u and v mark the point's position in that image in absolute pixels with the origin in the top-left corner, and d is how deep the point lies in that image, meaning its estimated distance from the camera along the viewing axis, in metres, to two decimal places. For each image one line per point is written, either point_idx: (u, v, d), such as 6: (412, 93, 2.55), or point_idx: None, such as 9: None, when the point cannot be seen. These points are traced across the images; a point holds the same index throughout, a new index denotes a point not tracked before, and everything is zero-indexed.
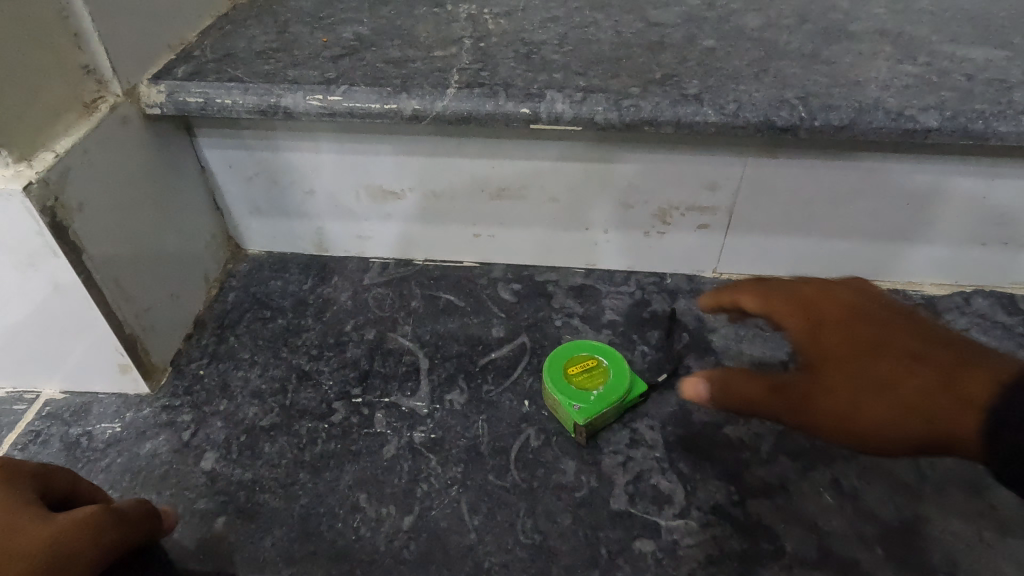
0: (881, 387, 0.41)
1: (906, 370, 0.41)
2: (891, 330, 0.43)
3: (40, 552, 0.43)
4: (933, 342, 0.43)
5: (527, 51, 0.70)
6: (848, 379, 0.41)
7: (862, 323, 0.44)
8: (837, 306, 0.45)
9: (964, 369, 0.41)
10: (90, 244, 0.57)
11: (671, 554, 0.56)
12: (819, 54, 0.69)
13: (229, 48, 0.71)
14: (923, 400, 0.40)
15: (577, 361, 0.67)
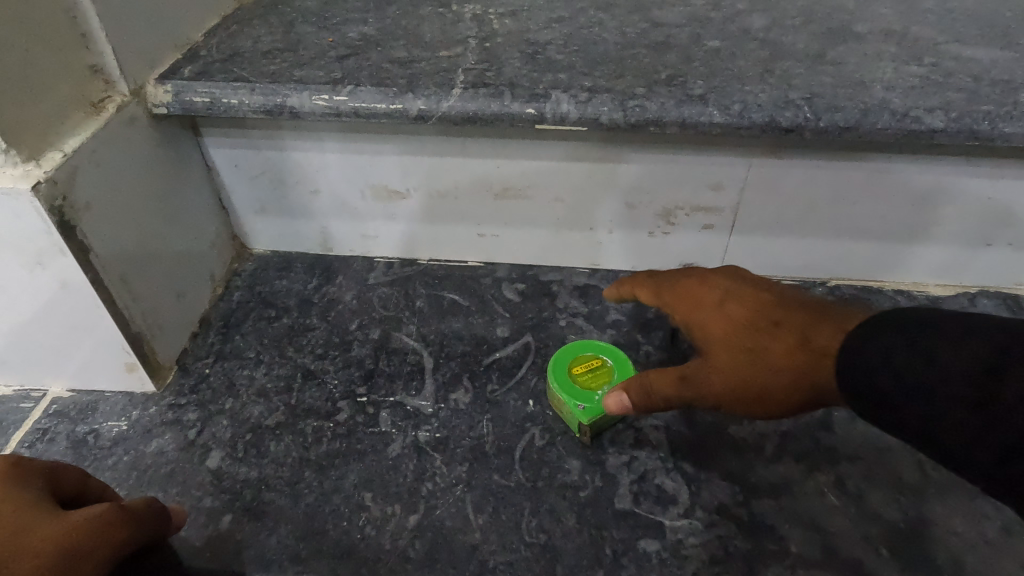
0: (746, 355, 0.51)
1: (768, 338, 0.51)
2: (747, 303, 0.53)
3: (50, 553, 0.44)
4: (789, 308, 0.52)
5: (532, 51, 0.70)
6: (719, 353, 0.52)
7: (724, 300, 0.54)
8: (700, 287, 0.56)
9: (817, 326, 0.50)
10: (97, 243, 0.57)
11: (675, 553, 0.56)
12: (824, 54, 0.69)
13: (235, 48, 0.71)
14: (787, 362, 0.49)
15: (581, 361, 0.67)
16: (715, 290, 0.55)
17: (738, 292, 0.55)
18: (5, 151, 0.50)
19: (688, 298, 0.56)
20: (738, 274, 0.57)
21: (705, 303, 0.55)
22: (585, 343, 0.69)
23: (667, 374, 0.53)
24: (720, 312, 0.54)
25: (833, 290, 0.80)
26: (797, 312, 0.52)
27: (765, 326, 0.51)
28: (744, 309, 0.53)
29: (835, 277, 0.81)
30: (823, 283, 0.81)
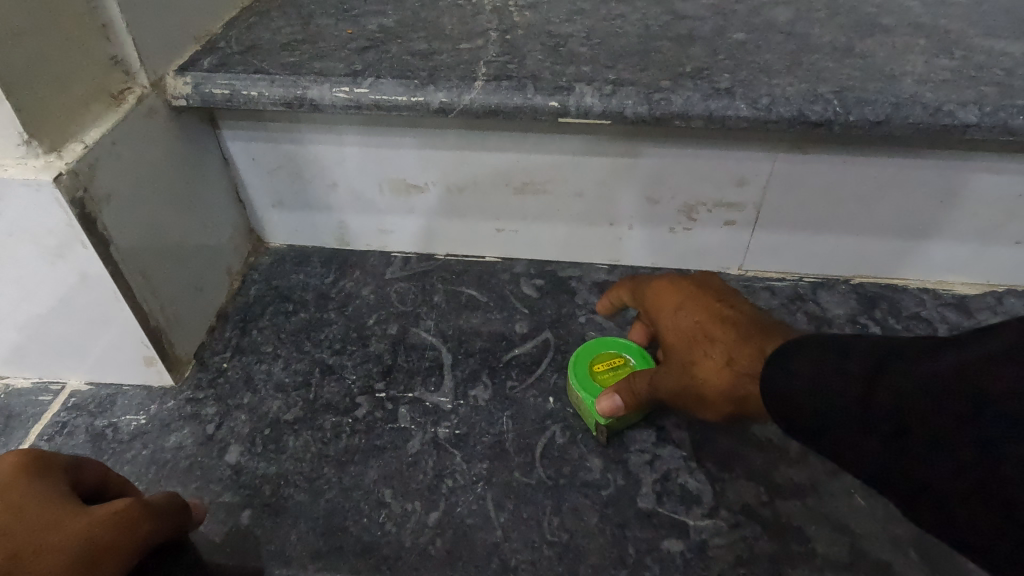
0: (681, 365, 0.53)
1: (699, 350, 0.52)
2: (695, 311, 0.54)
3: (70, 549, 0.43)
4: (732, 320, 0.52)
5: (554, 43, 0.69)
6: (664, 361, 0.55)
7: (678, 305, 0.56)
8: (662, 289, 0.58)
9: (745, 344, 0.50)
10: (116, 235, 0.56)
11: (700, 554, 0.55)
12: (852, 47, 0.67)
13: (254, 39, 0.70)
14: (712, 380, 0.50)
15: (601, 358, 0.66)
16: (672, 296, 0.57)
17: (692, 299, 0.55)
18: (27, 142, 0.49)
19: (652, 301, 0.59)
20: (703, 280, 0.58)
21: (662, 308, 0.57)
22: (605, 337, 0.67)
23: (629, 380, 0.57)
24: (671, 318, 0.56)
25: (857, 288, 0.79)
26: (733, 327, 0.51)
27: (701, 337, 0.52)
28: (690, 318, 0.54)
29: (859, 275, 0.79)
30: (846, 280, 0.79)
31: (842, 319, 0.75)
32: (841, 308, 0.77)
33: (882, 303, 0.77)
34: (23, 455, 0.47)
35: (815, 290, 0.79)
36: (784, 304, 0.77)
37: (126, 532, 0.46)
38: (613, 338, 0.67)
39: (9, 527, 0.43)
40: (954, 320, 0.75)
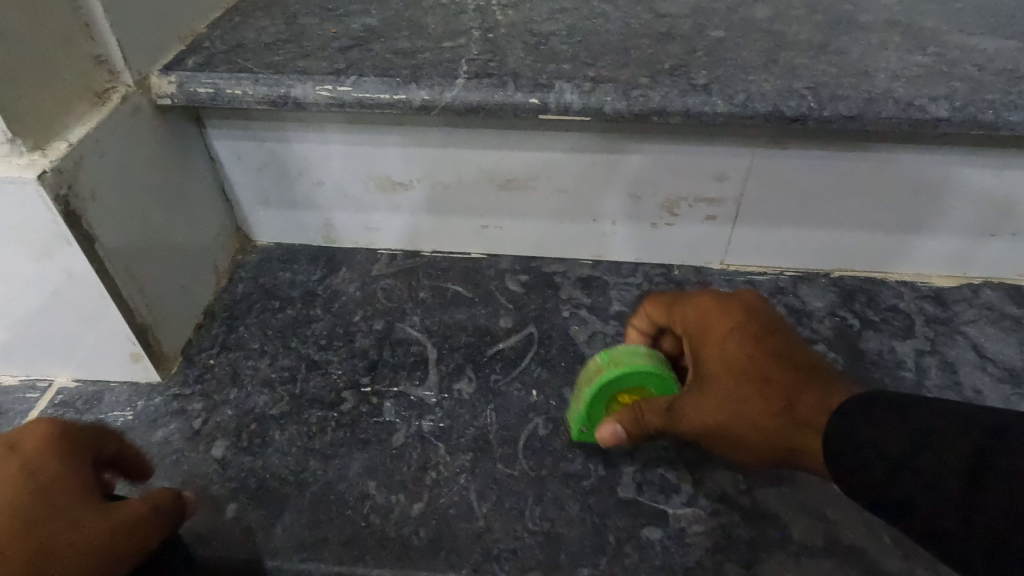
0: (728, 400, 0.52)
1: (756, 391, 0.51)
2: (747, 346, 0.53)
3: (91, 553, 0.46)
4: (787, 360, 0.52)
5: (535, 42, 0.70)
6: (705, 391, 0.53)
7: (727, 336, 0.53)
8: (707, 312, 0.55)
9: (805, 389, 0.49)
10: (102, 233, 0.57)
11: (678, 541, 0.56)
12: (828, 44, 0.68)
13: (239, 39, 0.71)
14: (764, 424, 0.50)
15: (630, 387, 0.58)
16: (722, 322, 0.54)
17: (743, 330, 0.53)
18: (11, 140, 0.50)
19: (694, 324, 0.56)
20: (751, 304, 0.56)
21: (709, 335, 0.55)
22: (649, 371, 0.57)
23: (655, 406, 0.55)
24: (718, 348, 0.53)
25: (837, 282, 0.80)
26: (791, 370, 0.51)
27: (756, 375, 0.51)
28: (742, 352, 0.52)
29: (839, 269, 0.80)
30: (826, 274, 0.81)
31: (822, 312, 0.76)
32: (821, 301, 0.78)
33: (861, 296, 0.78)
34: (50, 431, 0.50)
35: (795, 283, 0.80)
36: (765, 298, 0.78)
37: (103, 541, 0.47)
38: (658, 372, 0.57)
39: (42, 521, 0.46)
40: (932, 312, 0.77)
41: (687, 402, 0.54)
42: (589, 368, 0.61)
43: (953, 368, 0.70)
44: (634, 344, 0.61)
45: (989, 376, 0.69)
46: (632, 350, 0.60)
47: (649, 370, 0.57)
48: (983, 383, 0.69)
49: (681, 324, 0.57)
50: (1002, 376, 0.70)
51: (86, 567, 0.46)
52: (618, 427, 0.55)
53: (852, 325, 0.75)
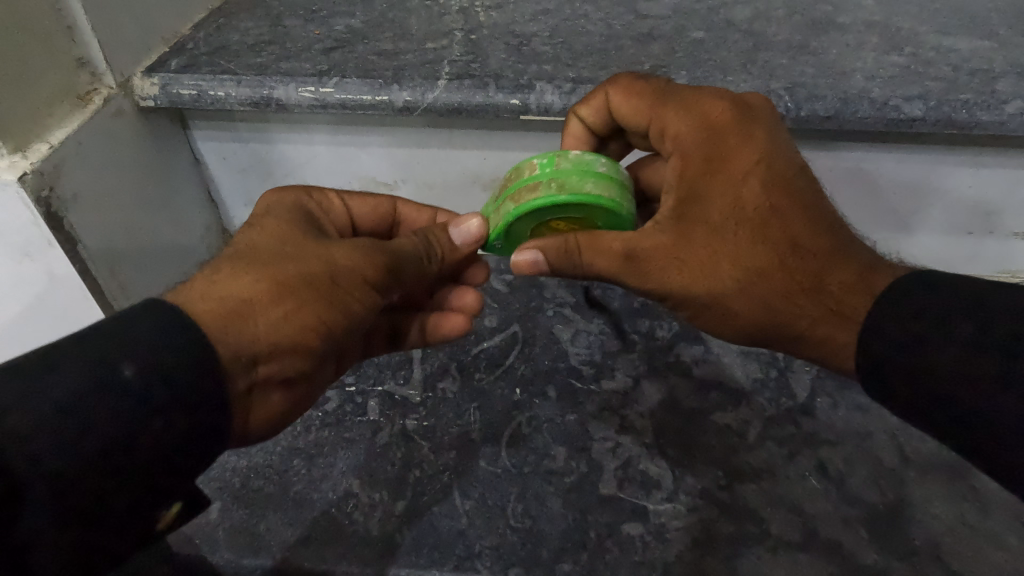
0: (725, 257, 0.46)
1: (772, 258, 0.46)
2: (771, 194, 0.47)
3: (332, 291, 0.45)
4: (812, 219, 0.47)
5: (517, 43, 0.70)
6: (694, 237, 0.47)
7: (748, 175, 0.47)
8: (728, 148, 0.48)
9: (836, 263, 0.46)
10: (85, 235, 0.58)
11: (659, 536, 0.57)
12: (806, 45, 0.69)
13: (222, 41, 0.71)
14: (778, 300, 0.46)
15: (569, 210, 0.50)
16: (745, 156, 0.47)
17: (765, 175, 0.47)
18: None
19: (703, 148, 0.48)
20: (772, 138, 0.48)
21: (724, 168, 0.47)
22: (599, 200, 0.48)
23: (611, 243, 0.48)
24: (732, 187, 0.47)
25: None
26: (818, 234, 0.46)
27: (775, 234, 0.46)
28: (764, 201, 0.46)
29: None
30: None
31: None
32: None
33: None
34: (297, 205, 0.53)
35: None
36: None
37: (388, 268, 0.49)
38: (607, 204, 0.48)
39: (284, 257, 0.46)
40: None
41: (664, 243, 0.47)
42: (524, 175, 0.50)
43: None
44: (584, 156, 0.50)
45: None
46: (582, 167, 0.49)
47: (599, 200, 0.48)
48: None
49: (677, 138, 0.49)
50: None
51: (341, 312, 0.46)
52: (543, 257, 0.49)
53: None
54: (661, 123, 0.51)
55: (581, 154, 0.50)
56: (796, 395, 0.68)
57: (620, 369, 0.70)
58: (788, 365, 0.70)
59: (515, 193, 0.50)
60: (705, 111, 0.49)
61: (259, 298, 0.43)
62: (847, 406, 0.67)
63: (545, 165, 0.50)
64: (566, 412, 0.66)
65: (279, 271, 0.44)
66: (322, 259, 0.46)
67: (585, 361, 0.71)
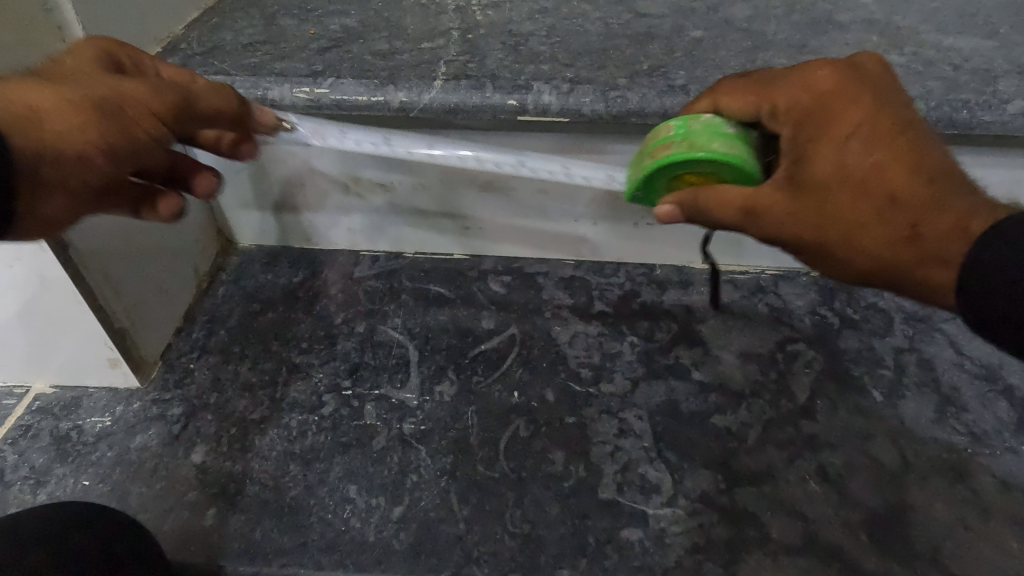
0: (831, 213, 0.41)
1: (876, 210, 0.40)
2: (877, 150, 0.40)
3: (123, 133, 0.41)
4: (923, 169, 0.40)
5: (514, 42, 0.70)
6: (801, 198, 0.41)
7: (852, 134, 0.40)
8: (838, 100, 0.41)
9: (942, 210, 0.39)
10: (79, 239, 0.57)
11: (658, 541, 0.57)
12: (806, 44, 0.68)
13: (216, 40, 0.70)
14: (880, 252, 0.40)
15: (699, 171, 0.45)
16: (850, 111, 0.41)
17: (875, 127, 0.40)
18: None
19: (812, 108, 0.42)
20: (883, 92, 0.42)
21: (824, 127, 0.41)
22: (723, 158, 0.44)
23: (728, 197, 0.43)
24: (838, 139, 0.40)
25: (817, 280, 0.79)
26: (932, 185, 0.39)
27: (879, 190, 0.40)
28: (867, 158, 0.40)
29: None
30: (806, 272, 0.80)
31: (802, 310, 0.76)
32: (802, 299, 0.77)
33: (842, 293, 0.78)
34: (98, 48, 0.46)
35: (776, 282, 0.79)
36: (746, 297, 0.77)
37: (180, 107, 0.43)
38: (736, 163, 0.44)
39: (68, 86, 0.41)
40: (910, 309, 0.76)
41: (766, 192, 0.42)
42: (658, 133, 0.47)
43: (932, 366, 0.70)
44: (719, 119, 0.46)
45: (966, 372, 0.69)
46: (714, 128, 0.45)
47: (727, 159, 0.44)
48: (961, 379, 0.69)
49: (779, 103, 0.43)
50: (978, 373, 0.70)
51: (125, 159, 0.42)
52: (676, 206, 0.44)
53: (832, 322, 0.74)
54: (764, 95, 0.44)
55: (715, 117, 0.46)
56: (795, 397, 0.67)
57: (619, 371, 0.70)
58: (787, 368, 0.70)
59: (647, 152, 0.47)
60: (814, 73, 0.43)
61: (50, 106, 0.39)
62: (847, 408, 0.66)
63: (679, 126, 0.46)
64: (565, 416, 0.66)
65: (69, 90, 0.40)
66: (111, 87, 0.41)
67: (584, 364, 0.71)
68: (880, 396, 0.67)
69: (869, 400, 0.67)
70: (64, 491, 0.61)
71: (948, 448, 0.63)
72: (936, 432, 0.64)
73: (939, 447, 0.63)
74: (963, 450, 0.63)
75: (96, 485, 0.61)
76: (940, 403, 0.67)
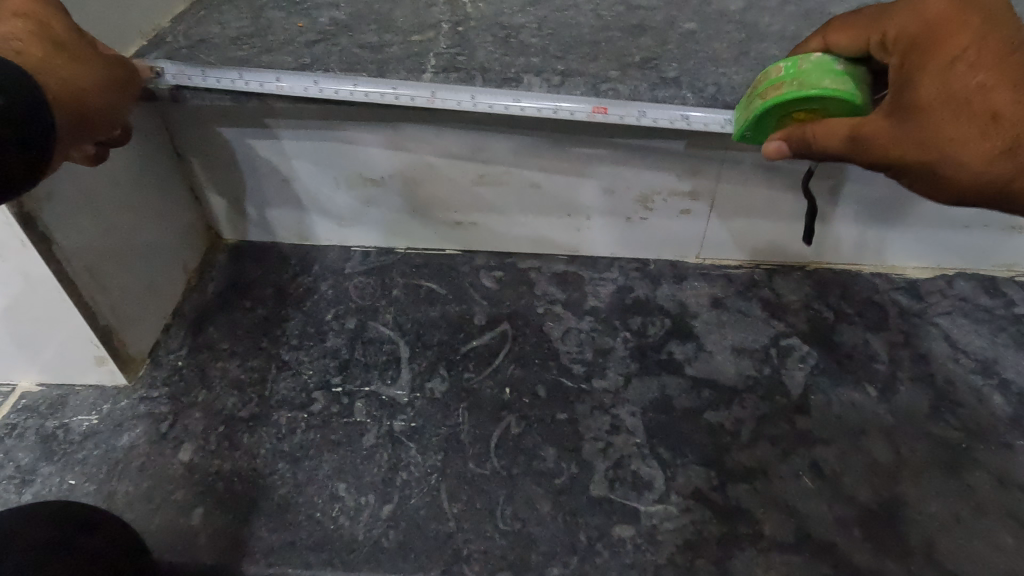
0: (937, 133, 0.41)
1: (976, 127, 0.40)
2: (987, 69, 0.40)
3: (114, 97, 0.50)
4: None
5: (506, 35, 0.68)
6: (906, 121, 0.42)
7: (958, 56, 0.41)
8: (949, 24, 0.41)
9: None
10: (62, 235, 0.56)
11: (650, 539, 0.56)
12: (800, 35, 0.67)
13: (202, 33, 0.68)
14: (979, 168, 0.41)
15: (810, 108, 0.48)
16: (959, 34, 0.41)
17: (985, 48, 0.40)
18: None
19: (921, 34, 0.42)
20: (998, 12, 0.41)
21: (930, 51, 0.42)
22: (831, 94, 0.46)
23: (835, 126, 0.44)
24: (945, 63, 0.41)
25: (811, 274, 0.78)
26: None
27: (981, 108, 0.40)
28: (971, 78, 0.40)
29: (813, 261, 0.79)
30: (800, 267, 0.79)
31: (796, 305, 0.75)
32: (796, 294, 0.76)
33: (837, 288, 0.77)
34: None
35: (770, 276, 0.78)
36: (740, 291, 0.77)
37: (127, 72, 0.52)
38: (849, 100, 0.46)
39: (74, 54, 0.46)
40: (905, 303, 0.75)
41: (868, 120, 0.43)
42: (769, 74, 0.50)
43: (927, 360, 0.69)
44: (830, 57, 0.48)
45: (960, 367, 0.69)
46: (824, 66, 0.47)
47: (839, 96, 0.46)
48: (956, 374, 0.68)
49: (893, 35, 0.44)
50: (973, 367, 0.69)
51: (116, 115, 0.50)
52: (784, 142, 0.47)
53: (826, 317, 0.74)
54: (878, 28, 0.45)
55: (826, 55, 0.48)
56: (789, 392, 0.67)
57: (612, 368, 0.69)
58: (781, 363, 0.69)
59: (758, 93, 0.50)
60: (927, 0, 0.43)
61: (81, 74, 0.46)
62: (841, 404, 0.66)
63: (790, 67, 0.48)
64: (557, 412, 0.65)
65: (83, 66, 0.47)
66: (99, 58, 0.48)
67: (576, 360, 0.70)
68: (874, 391, 0.67)
69: (863, 395, 0.66)
70: (50, 490, 0.60)
71: (943, 444, 0.63)
72: (930, 427, 0.64)
73: (934, 442, 0.63)
74: (957, 445, 0.62)
75: (82, 484, 0.60)
76: (935, 398, 0.66)
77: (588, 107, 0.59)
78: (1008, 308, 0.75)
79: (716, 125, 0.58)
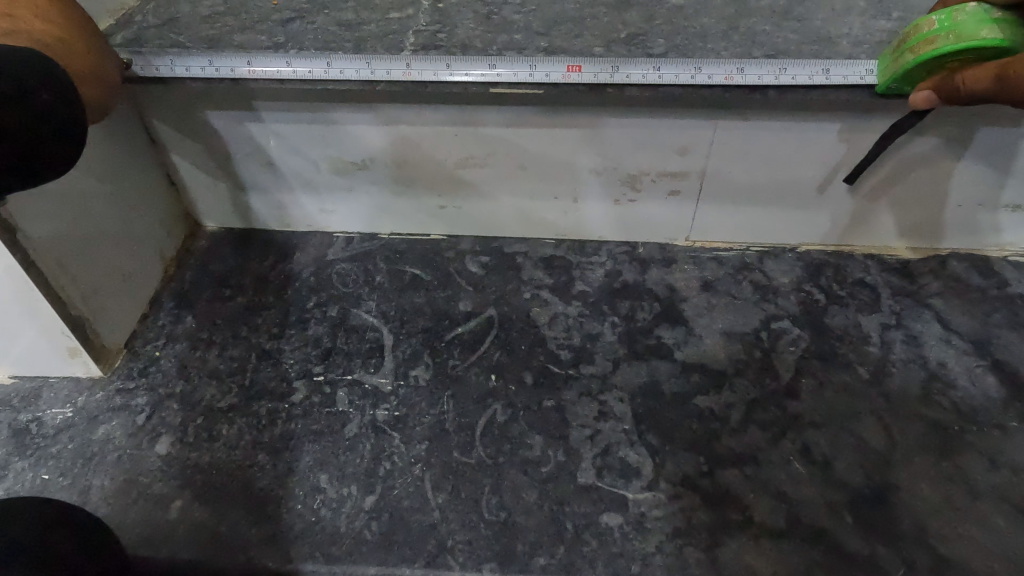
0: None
1: None
2: None
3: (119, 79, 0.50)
4: None
5: (487, 11, 0.65)
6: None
7: None
8: None
9: None
10: (27, 223, 0.54)
11: (638, 527, 0.55)
12: (791, 8, 0.64)
13: (171, 12, 0.66)
14: None
15: (962, 58, 0.50)
16: None
17: None
18: None
19: None
20: None
21: None
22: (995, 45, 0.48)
23: (981, 71, 0.47)
24: None
25: (803, 256, 0.77)
26: None
27: None
28: None
29: (805, 243, 0.78)
30: (792, 249, 0.78)
31: (788, 287, 0.74)
32: (787, 276, 0.75)
33: (828, 270, 0.76)
34: None
35: (761, 258, 0.77)
36: (730, 274, 0.76)
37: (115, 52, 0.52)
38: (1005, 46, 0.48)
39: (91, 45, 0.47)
40: (897, 285, 0.74)
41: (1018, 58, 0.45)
42: (921, 29, 0.51)
43: (919, 342, 0.68)
44: (983, 6, 0.50)
45: (953, 348, 0.68)
46: (978, 16, 0.49)
47: (996, 44, 0.48)
48: (948, 356, 0.67)
49: None
50: (968, 348, 0.68)
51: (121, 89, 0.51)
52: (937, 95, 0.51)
53: (817, 299, 0.73)
54: None
55: (979, 5, 0.50)
56: (780, 376, 0.65)
57: (600, 353, 0.68)
58: (772, 347, 0.68)
59: (908, 48, 0.52)
60: None
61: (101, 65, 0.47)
62: (832, 386, 0.64)
63: (942, 19, 0.51)
64: (543, 399, 0.64)
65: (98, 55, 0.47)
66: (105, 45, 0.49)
67: (563, 346, 0.69)
68: (866, 373, 0.66)
69: (855, 377, 0.65)
70: (22, 485, 0.59)
71: (935, 426, 0.62)
72: (923, 410, 0.63)
73: (926, 425, 0.62)
74: (950, 427, 0.62)
75: (56, 479, 0.59)
76: (927, 379, 0.65)
77: (562, 67, 0.59)
78: (1002, 288, 0.73)
79: (687, 74, 0.58)
